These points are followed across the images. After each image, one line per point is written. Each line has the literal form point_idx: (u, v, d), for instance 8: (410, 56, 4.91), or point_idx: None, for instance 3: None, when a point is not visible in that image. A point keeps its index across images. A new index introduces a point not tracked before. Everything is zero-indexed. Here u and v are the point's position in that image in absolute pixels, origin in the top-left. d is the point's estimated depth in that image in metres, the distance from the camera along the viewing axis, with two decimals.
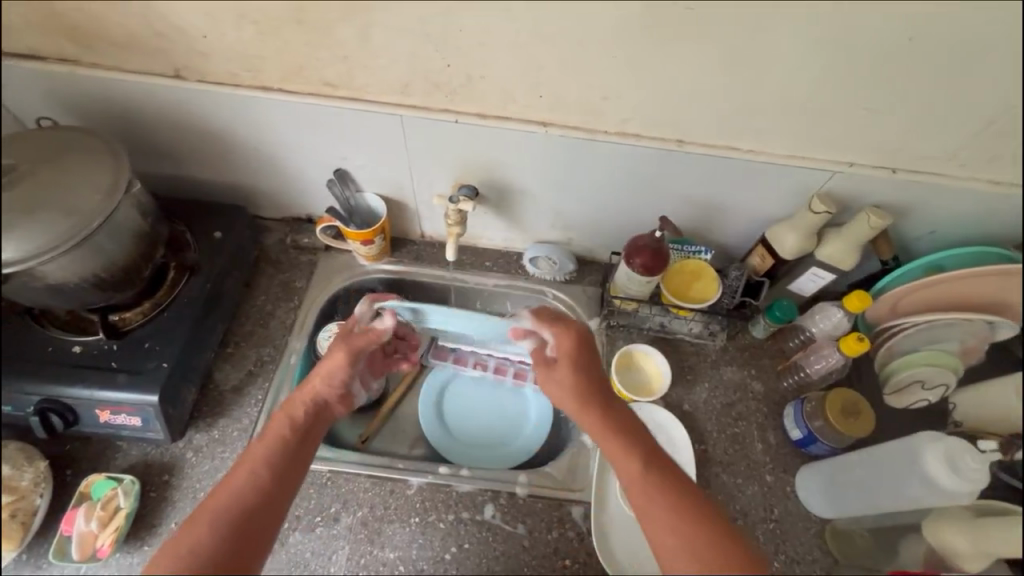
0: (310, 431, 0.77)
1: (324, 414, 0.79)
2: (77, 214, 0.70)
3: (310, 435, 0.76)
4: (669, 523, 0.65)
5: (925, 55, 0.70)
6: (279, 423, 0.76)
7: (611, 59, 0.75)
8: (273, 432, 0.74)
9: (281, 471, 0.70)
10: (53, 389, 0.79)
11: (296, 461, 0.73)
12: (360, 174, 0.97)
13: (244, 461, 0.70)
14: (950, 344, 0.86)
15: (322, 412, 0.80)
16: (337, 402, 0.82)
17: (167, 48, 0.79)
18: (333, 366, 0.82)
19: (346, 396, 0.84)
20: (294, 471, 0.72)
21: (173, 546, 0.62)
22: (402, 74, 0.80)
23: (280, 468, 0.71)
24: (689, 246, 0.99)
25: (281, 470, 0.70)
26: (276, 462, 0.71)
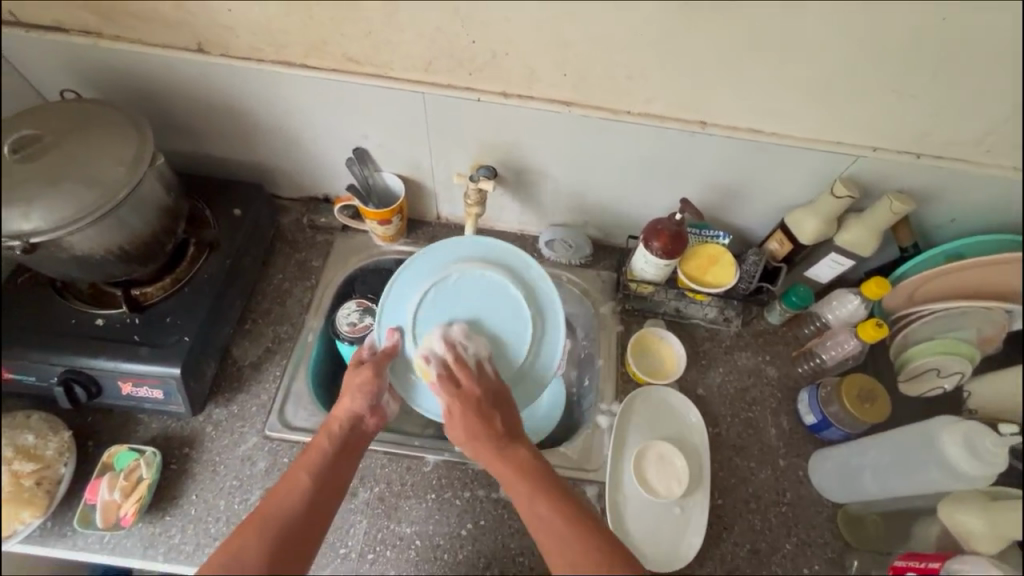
0: (348, 446, 0.80)
1: (358, 431, 0.82)
2: (102, 185, 0.70)
3: (348, 449, 0.79)
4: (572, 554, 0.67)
5: (954, 39, 0.69)
6: (323, 434, 0.80)
7: (637, 37, 0.75)
8: (316, 446, 0.78)
9: (327, 484, 0.75)
10: (78, 360, 0.80)
11: (339, 471, 0.77)
12: (379, 154, 0.97)
13: (290, 472, 0.75)
14: (965, 333, 0.86)
15: (356, 428, 0.82)
16: (369, 415, 0.84)
17: (192, 21, 0.79)
18: (363, 381, 0.84)
19: (378, 409, 0.85)
20: (336, 485, 0.76)
21: (223, 547, 0.66)
22: (426, 51, 0.80)
23: (326, 480, 0.75)
24: (707, 231, 1.00)
25: (326, 481, 0.75)
26: (321, 471, 0.75)
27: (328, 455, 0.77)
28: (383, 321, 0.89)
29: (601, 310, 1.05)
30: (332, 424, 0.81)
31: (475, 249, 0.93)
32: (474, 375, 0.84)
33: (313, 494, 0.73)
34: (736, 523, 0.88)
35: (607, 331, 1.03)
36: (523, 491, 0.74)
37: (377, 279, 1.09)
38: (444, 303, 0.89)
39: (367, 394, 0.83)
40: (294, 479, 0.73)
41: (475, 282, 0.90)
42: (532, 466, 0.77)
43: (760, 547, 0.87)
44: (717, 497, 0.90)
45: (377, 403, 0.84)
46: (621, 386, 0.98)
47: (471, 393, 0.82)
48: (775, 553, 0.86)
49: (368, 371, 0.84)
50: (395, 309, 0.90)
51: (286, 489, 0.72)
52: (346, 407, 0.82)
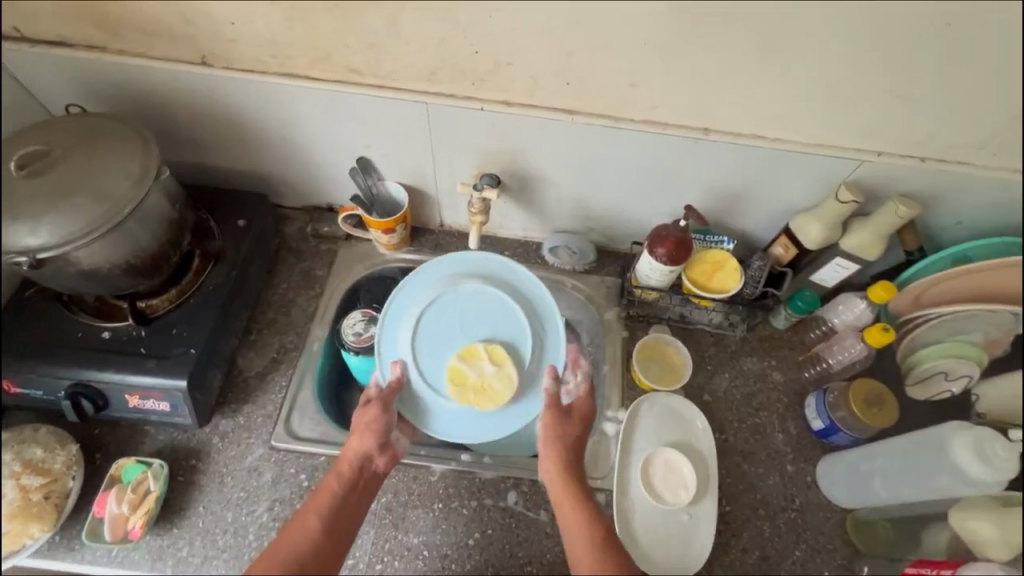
0: (356, 489, 0.79)
1: (367, 473, 0.81)
2: (110, 198, 0.71)
3: (357, 492, 0.79)
4: None
5: (957, 43, 0.69)
6: (332, 475, 0.79)
7: (639, 45, 0.75)
8: (327, 488, 0.77)
9: (336, 528, 0.74)
10: (85, 374, 0.81)
11: (346, 515, 0.76)
12: (382, 163, 0.97)
13: (299, 515, 0.74)
14: (975, 335, 0.83)
15: (364, 470, 0.81)
16: (378, 454, 0.83)
17: (195, 34, 0.80)
18: (370, 421, 0.84)
19: (387, 447, 0.84)
20: (345, 530, 0.75)
21: None
22: (428, 61, 0.80)
23: (334, 524, 0.74)
24: (711, 237, 0.99)
25: (334, 525, 0.74)
26: (329, 517, 0.74)
27: (337, 497, 0.77)
28: (384, 356, 0.91)
29: (606, 316, 1.05)
30: (341, 464, 0.80)
31: (455, 265, 0.95)
32: (585, 416, 0.87)
33: (322, 539, 0.72)
34: (744, 529, 0.88)
35: (612, 336, 1.03)
36: (585, 530, 0.74)
37: (382, 288, 1.08)
38: (439, 325, 0.91)
39: (374, 431, 0.84)
40: (305, 520, 0.73)
41: (464, 299, 0.93)
42: (590, 510, 0.77)
43: (769, 554, 0.86)
44: (724, 504, 0.89)
45: (386, 441, 0.84)
46: (627, 393, 0.98)
47: (575, 433, 0.85)
48: (785, 560, 0.86)
49: (376, 408, 0.85)
50: (393, 342, 0.91)
51: (297, 529, 0.72)
52: (353, 447, 0.82)
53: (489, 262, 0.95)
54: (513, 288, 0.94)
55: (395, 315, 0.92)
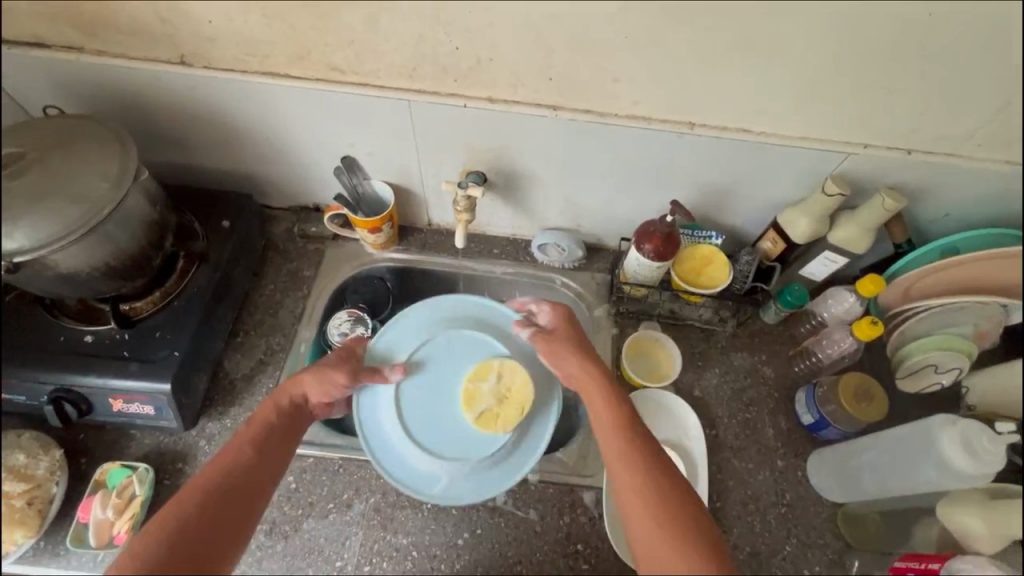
0: (290, 424, 0.79)
1: (301, 411, 0.81)
2: (87, 200, 0.70)
3: (290, 427, 0.79)
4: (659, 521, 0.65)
5: (940, 33, 0.68)
6: (268, 408, 0.79)
7: (622, 39, 0.74)
8: (261, 416, 0.77)
9: (269, 453, 0.74)
10: (67, 378, 0.80)
11: (280, 445, 0.76)
12: (367, 162, 0.96)
13: (232, 441, 0.73)
14: (962, 328, 0.87)
15: (299, 408, 0.81)
16: (317, 399, 0.83)
17: (173, 33, 0.79)
18: (328, 373, 0.82)
19: (328, 402, 0.85)
20: (278, 459, 0.75)
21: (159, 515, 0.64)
22: (410, 58, 0.79)
23: (267, 452, 0.74)
24: (699, 232, 0.98)
25: (268, 453, 0.74)
26: (263, 444, 0.74)
27: (272, 428, 0.76)
28: (372, 435, 0.85)
29: (596, 313, 1.04)
30: (276, 398, 0.80)
31: (414, 326, 0.93)
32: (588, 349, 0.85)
33: (253, 462, 0.72)
34: (735, 525, 0.87)
35: (602, 333, 1.02)
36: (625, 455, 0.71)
37: (369, 288, 1.06)
38: (417, 403, 0.88)
39: (330, 390, 0.82)
40: (237, 445, 0.73)
41: (430, 370, 0.90)
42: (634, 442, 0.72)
43: (760, 549, 0.86)
44: (715, 500, 0.89)
45: (331, 398, 0.84)
46: (617, 390, 0.97)
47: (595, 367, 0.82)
48: (775, 555, 0.85)
49: (343, 373, 0.83)
50: (379, 415, 0.86)
51: (228, 454, 0.71)
52: (295, 385, 0.81)
53: (441, 305, 0.95)
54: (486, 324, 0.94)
55: (374, 424, 0.86)
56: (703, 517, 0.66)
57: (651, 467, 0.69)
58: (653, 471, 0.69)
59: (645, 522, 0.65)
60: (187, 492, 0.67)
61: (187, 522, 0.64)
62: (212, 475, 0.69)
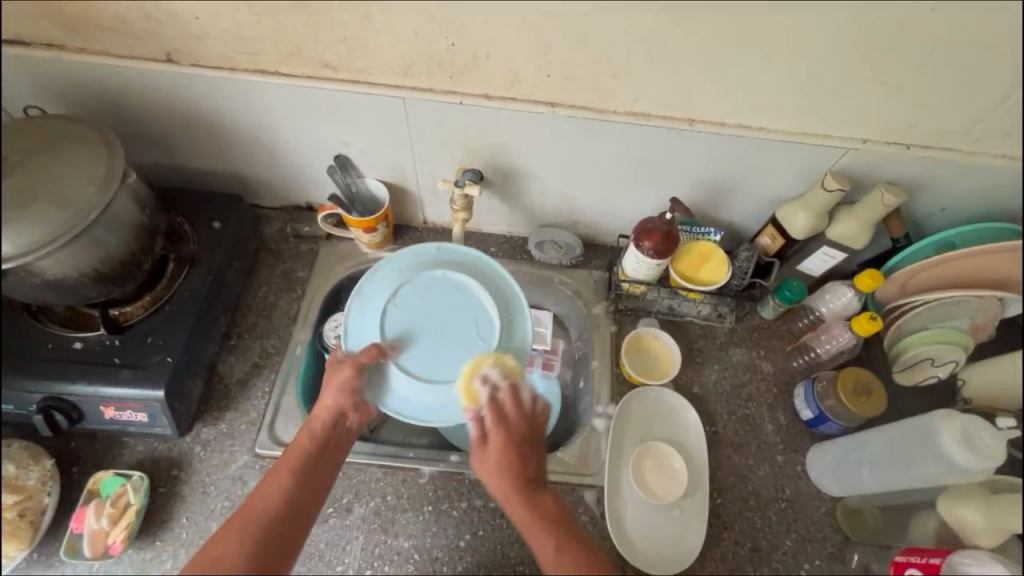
0: (329, 449, 0.79)
1: (341, 431, 0.81)
2: (72, 205, 0.67)
3: (330, 451, 0.79)
4: None
5: (942, 27, 0.68)
6: (305, 434, 0.79)
7: (621, 34, 0.73)
8: (298, 445, 0.77)
9: (309, 487, 0.75)
10: (55, 387, 0.78)
11: (321, 472, 0.77)
12: (360, 160, 0.94)
13: (272, 473, 0.74)
14: (960, 322, 0.87)
15: (338, 428, 0.81)
16: (352, 412, 0.81)
17: (158, 31, 0.76)
18: (342, 382, 0.80)
19: (362, 406, 0.82)
20: (317, 487, 0.75)
21: (204, 551, 0.66)
22: (403, 55, 0.77)
23: (306, 481, 0.75)
24: (698, 229, 0.98)
25: (307, 483, 0.74)
26: (303, 475, 0.75)
27: (309, 456, 0.77)
28: (393, 402, 0.82)
29: (594, 310, 1.03)
30: (313, 422, 0.80)
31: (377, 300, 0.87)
32: (523, 413, 0.79)
33: (294, 496, 0.72)
34: (736, 521, 0.88)
35: (601, 331, 1.01)
36: (548, 538, 0.71)
37: None
38: (427, 360, 0.83)
39: (347, 392, 0.80)
40: (276, 481, 0.73)
41: (410, 324, 0.85)
42: (546, 519, 0.73)
43: (761, 545, 0.86)
44: (715, 497, 0.89)
45: (361, 401, 0.82)
46: (617, 388, 0.97)
47: (518, 432, 0.78)
48: (776, 551, 0.86)
49: (349, 368, 0.81)
50: (396, 390, 0.82)
51: (267, 491, 0.72)
52: (327, 406, 0.80)
53: (398, 269, 0.89)
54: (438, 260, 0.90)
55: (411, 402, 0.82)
56: None
57: (576, 556, 0.69)
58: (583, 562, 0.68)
59: None
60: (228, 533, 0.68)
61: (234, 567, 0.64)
62: (254, 510, 0.70)
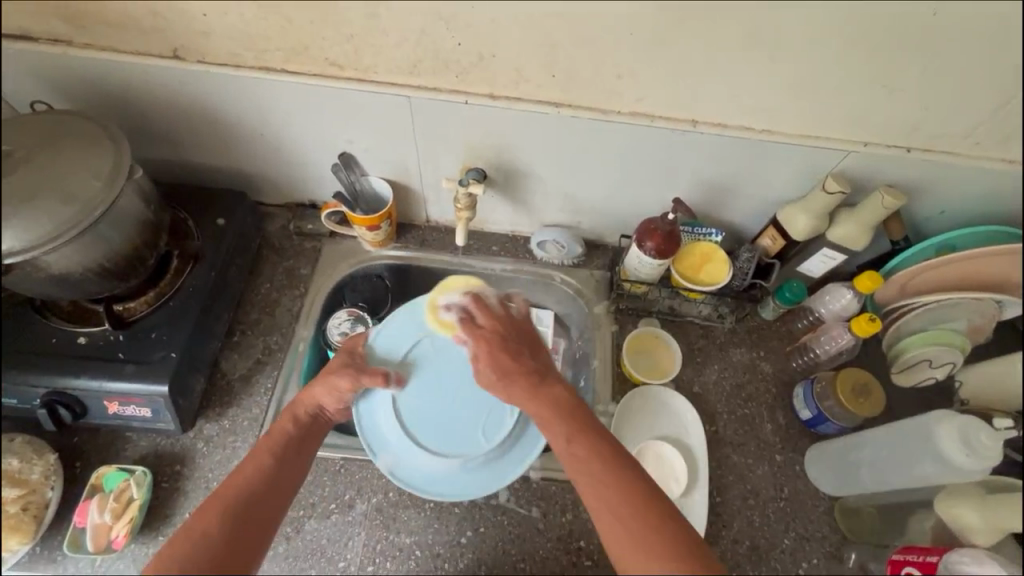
0: (308, 435, 0.79)
1: (318, 422, 0.81)
2: (77, 201, 0.67)
3: (308, 437, 0.79)
4: (613, 504, 0.65)
5: (942, 32, 0.69)
6: (285, 418, 0.79)
7: (626, 36, 0.74)
8: (278, 430, 0.77)
9: (287, 466, 0.74)
10: (59, 381, 0.78)
11: (301, 454, 0.77)
12: (364, 158, 0.94)
13: (251, 455, 0.73)
14: (959, 323, 0.87)
15: (316, 419, 0.81)
16: (332, 405, 0.82)
17: (166, 27, 0.77)
18: (337, 375, 0.82)
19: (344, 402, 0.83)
20: (297, 467, 0.75)
21: (179, 534, 0.64)
22: (410, 54, 0.78)
23: (285, 459, 0.74)
24: (700, 229, 0.98)
25: (286, 462, 0.74)
26: (282, 454, 0.74)
27: (289, 438, 0.76)
28: (365, 420, 0.85)
29: (596, 310, 1.04)
30: (295, 409, 0.80)
31: (405, 326, 0.92)
32: (498, 316, 0.84)
33: (274, 478, 0.72)
34: (735, 520, 0.88)
35: (602, 331, 1.02)
36: (562, 427, 0.73)
37: (368, 286, 1.05)
38: (417, 404, 0.88)
39: (336, 392, 0.82)
40: (255, 461, 0.72)
41: (426, 365, 0.90)
42: (557, 408, 0.75)
43: (759, 544, 0.87)
44: (715, 495, 0.90)
45: (345, 398, 0.83)
46: (618, 387, 0.97)
47: (498, 333, 0.83)
48: (774, 549, 0.87)
49: (348, 377, 0.82)
50: (375, 418, 0.86)
51: (247, 471, 0.71)
52: (309, 396, 0.81)
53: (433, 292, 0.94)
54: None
55: (375, 434, 0.85)
56: (670, 506, 0.65)
57: (593, 442, 0.70)
58: (613, 462, 0.68)
59: (600, 518, 0.65)
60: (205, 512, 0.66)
61: (208, 544, 0.63)
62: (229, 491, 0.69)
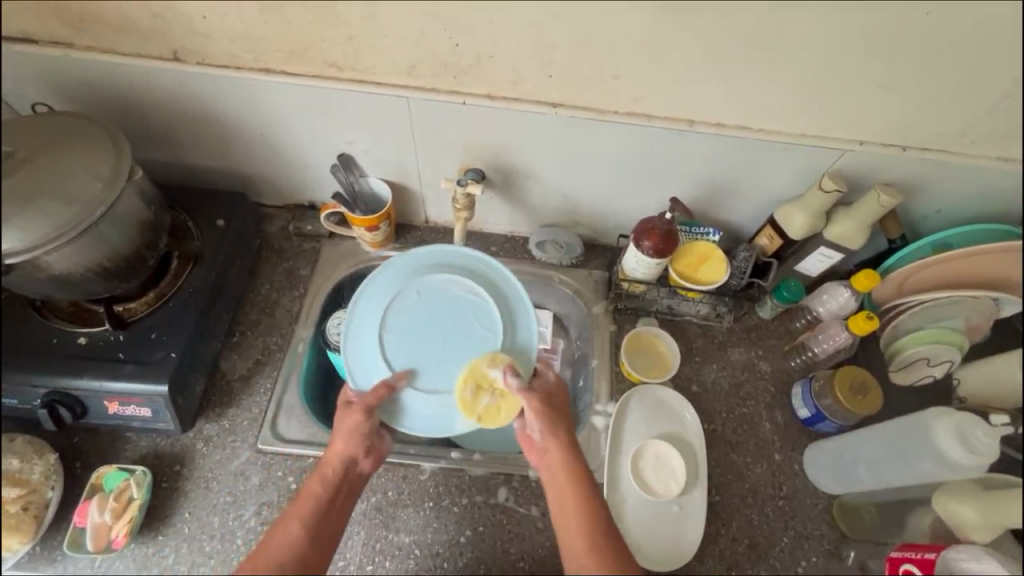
0: (340, 495, 0.78)
1: (352, 476, 0.80)
2: (78, 202, 0.68)
3: (341, 498, 0.78)
4: None
5: (936, 31, 0.69)
6: (317, 478, 0.78)
7: (622, 35, 0.74)
8: (310, 493, 0.76)
9: (321, 536, 0.73)
10: (60, 381, 0.78)
11: (332, 519, 0.76)
12: (364, 159, 0.95)
13: (283, 523, 0.73)
14: (955, 321, 0.85)
15: (349, 473, 0.79)
16: (364, 456, 0.81)
17: (167, 30, 0.77)
18: (357, 427, 0.80)
19: (373, 450, 0.82)
20: (329, 533, 0.74)
21: None
22: (409, 55, 0.79)
23: (318, 529, 0.73)
24: (697, 229, 0.99)
25: (319, 530, 0.73)
26: (314, 523, 0.74)
27: (321, 502, 0.76)
28: (407, 419, 0.84)
29: (594, 309, 1.04)
30: (324, 468, 0.78)
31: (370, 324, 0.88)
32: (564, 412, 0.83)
33: (308, 547, 0.72)
34: (733, 519, 0.88)
35: (600, 330, 1.02)
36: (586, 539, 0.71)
37: None
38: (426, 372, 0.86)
39: (358, 437, 0.80)
40: (287, 533, 0.72)
41: (404, 342, 0.88)
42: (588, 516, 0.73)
43: (758, 542, 0.87)
44: (713, 494, 0.90)
45: (372, 445, 0.82)
46: (616, 385, 0.98)
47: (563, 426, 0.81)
48: (773, 548, 0.87)
49: (356, 413, 0.81)
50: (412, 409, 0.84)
51: (278, 542, 0.71)
52: (339, 452, 0.79)
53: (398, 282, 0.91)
54: (449, 265, 0.92)
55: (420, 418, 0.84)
56: None
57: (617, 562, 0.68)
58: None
59: None
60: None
61: None
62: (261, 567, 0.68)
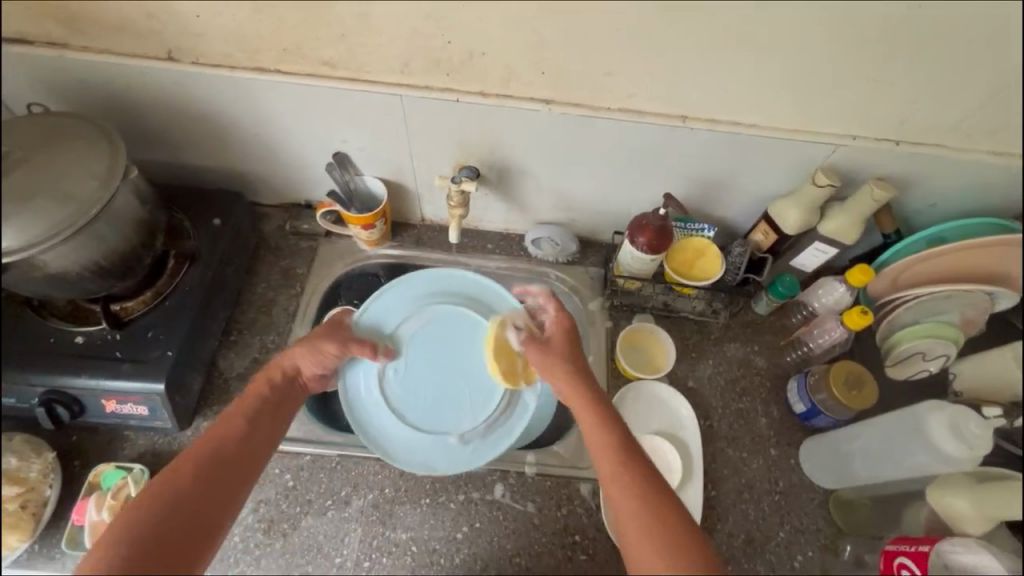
0: (284, 402, 0.79)
1: (295, 389, 0.82)
2: (75, 200, 0.69)
3: (284, 405, 0.79)
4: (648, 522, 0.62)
5: (927, 25, 0.69)
6: (262, 381, 0.79)
7: (614, 31, 0.74)
8: (253, 392, 0.77)
9: (261, 432, 0.74)
10: (57, 380, 0.79)
11: (273, 422, 0.76)
12: (359, 157, 0.95)
13: (223, 419, 0.72)
14: (949, 315, 0.89)
15: (292, 386, 0.81)
16: (310, 375, 0.84)
17: (161, 29, 0.78)
18: (316, 344, 0.84)
19: (324, 376, 0.86)
20: (270, 435, 0.75)
21: (149, 488, 0.63)
22: (402, 53, 0.79)
23: (259, 423, 0.74)
24: (692, 224, 0.98)
25: (259, 428, 0.74)
26: (257, 419, 0.74)
27: (267, 402, 0.77)
28: (411, 458, 0.88)
29: (590, 306, 1.04)
30: (271, 372, 0.80)
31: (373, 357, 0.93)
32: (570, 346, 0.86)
33: (247, 435, 0.72)
34: (729, 514, 0.89)
35: (596, 327, 1.03)
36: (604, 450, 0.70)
37: (363, 283, 1.06)
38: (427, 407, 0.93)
39: (317, 356, 0.84)
40: (230, 420, 0.72)
41: (407, 375, 0.94)
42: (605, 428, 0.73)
43: (754, 537, 0.87)
44: (710, 490, 0.90)
45: (324, 370, 0.85)
46: (611, 381, 0.98)
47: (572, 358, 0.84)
48: (769, 542, 0.87)
49: (332, 343, 0.85)
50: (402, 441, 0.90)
51: (218, 431, 0.71)
52: (288, 361, 0.82)
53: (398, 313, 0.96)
54: (455, 294, 0.99)
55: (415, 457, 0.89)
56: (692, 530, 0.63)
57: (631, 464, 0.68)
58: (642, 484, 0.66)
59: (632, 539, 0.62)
60: (175, 470, 0.65)
61: (174, 502, 0.61)
62: (200, 449, 0.68)
